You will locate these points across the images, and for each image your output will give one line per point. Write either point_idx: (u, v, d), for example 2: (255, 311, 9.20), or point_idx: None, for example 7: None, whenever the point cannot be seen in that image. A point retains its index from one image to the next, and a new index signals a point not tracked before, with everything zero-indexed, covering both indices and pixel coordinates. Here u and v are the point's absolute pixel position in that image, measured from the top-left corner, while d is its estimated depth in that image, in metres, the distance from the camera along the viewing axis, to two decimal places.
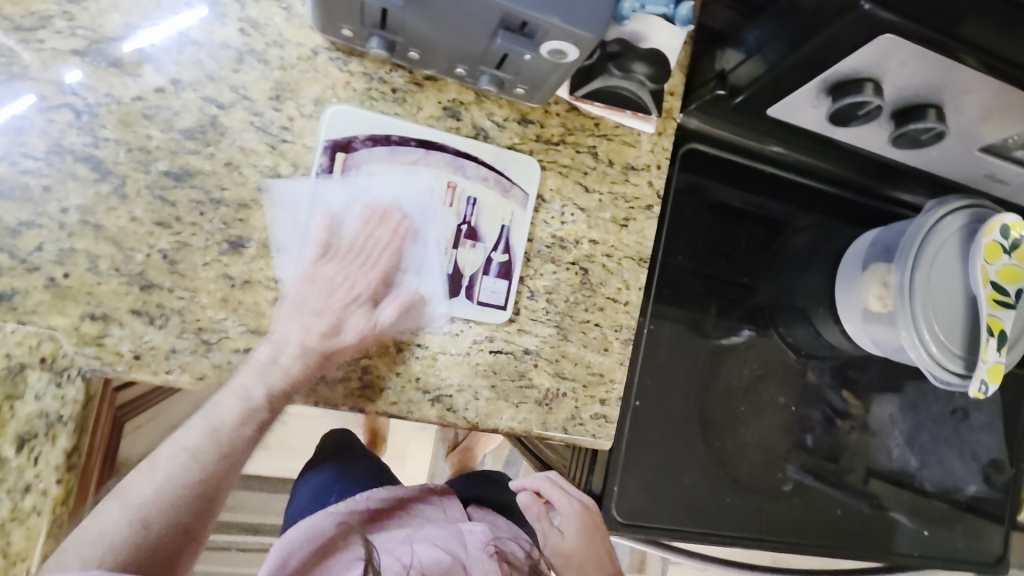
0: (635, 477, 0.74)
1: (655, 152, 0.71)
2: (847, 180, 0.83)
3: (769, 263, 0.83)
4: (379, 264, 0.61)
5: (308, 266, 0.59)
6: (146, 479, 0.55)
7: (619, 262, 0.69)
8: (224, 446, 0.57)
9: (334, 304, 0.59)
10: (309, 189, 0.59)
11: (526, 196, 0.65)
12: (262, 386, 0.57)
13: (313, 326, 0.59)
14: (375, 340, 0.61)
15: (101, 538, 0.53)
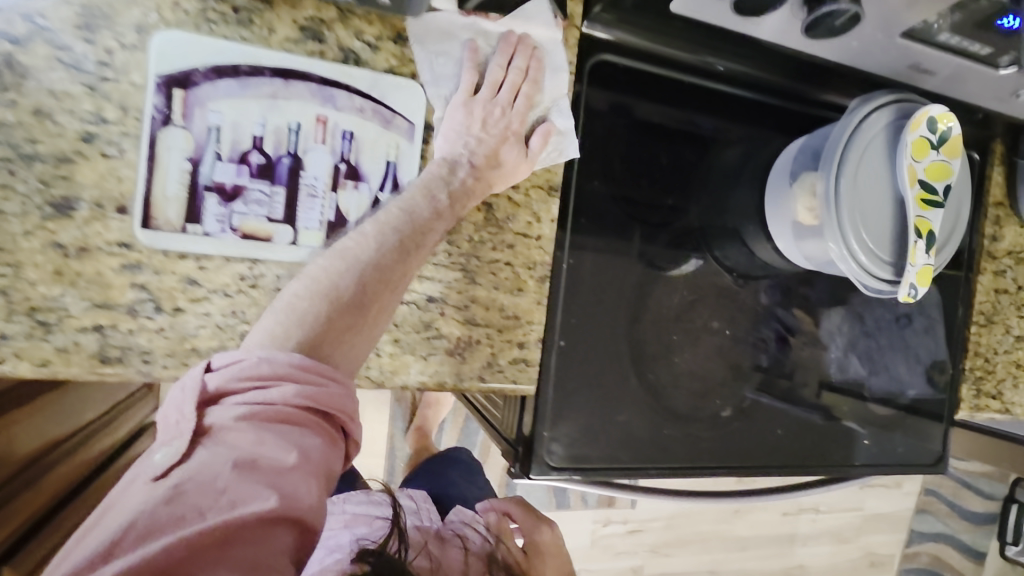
0: (568, 420, 0.70)
1: None
2: (778, 86, 0.77)
3: (698, 182, 0.77)
4: (520, 90, 0.59)
5: (463, 97, 0.58)
6: (358, 244, 0.52)
7: (527, 193, 0.63)
8: (420, 228, 0.54)
9: (494, 132, 0.58)
10: (446, 26, 0.57)
11: (412, 126, 0.57)
12: (447, 191, 0.56)
13: (476, 148, 0.58)
14: (527, 165, 0.60)
15: (322, 293, 0.49)
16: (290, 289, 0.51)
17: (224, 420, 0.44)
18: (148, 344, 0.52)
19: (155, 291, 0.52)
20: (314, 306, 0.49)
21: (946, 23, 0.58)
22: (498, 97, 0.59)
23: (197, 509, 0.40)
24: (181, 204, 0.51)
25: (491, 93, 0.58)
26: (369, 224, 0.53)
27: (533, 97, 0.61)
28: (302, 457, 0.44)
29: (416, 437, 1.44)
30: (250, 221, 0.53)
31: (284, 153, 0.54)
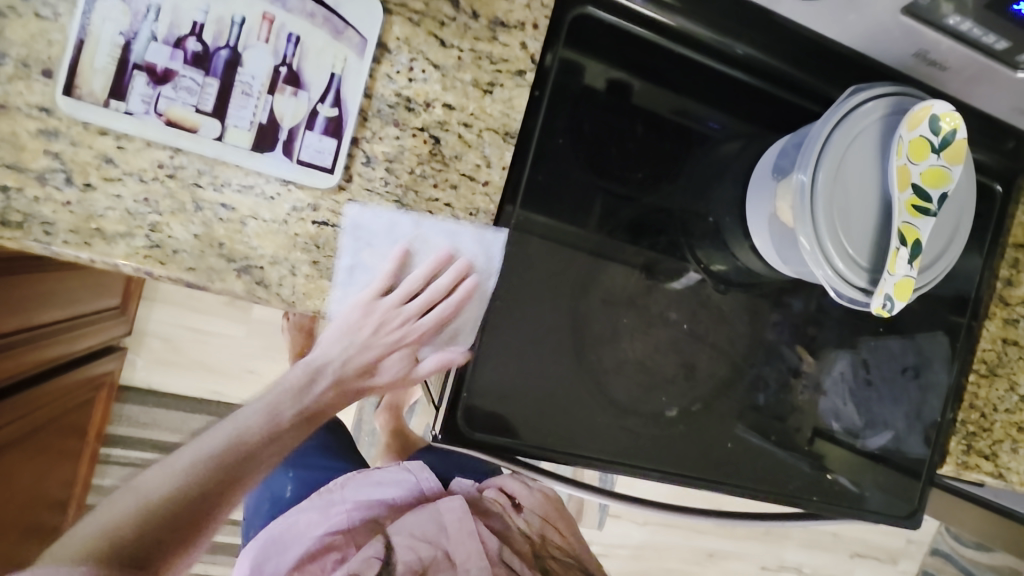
0: (492, 388, 0.65)
1: (534, 8, 0.61)
2: (784, 74, 0.71)
3: (677, 166, 0.72)
4: (432, 309, 0.61)
5: (368, 300, 0.58)
6: (163, 477, 0.68)
7: (480, 134, 0.61)
8: (251, 444, 0.66)
9: (384, 343, 0.60)
10: (389, 219, 0.59)
11: (363, 42, 0.55)
12: (294, 408, 0.64)
13: (355, 359, 0.61)
14: (408, 380, 0.62)
15: (112, 516, 0.68)
16: (121, 499, 0.69)
17: None
18: (52, 216, 0.50)
19: (68, 163, 0.50)
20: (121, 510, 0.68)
21: (952, 3, 0.56)
22: (403, 309, 0.59)
23: None
24: (106, 78, 0.50)
25: (399, 301, 0.59)
26: (188, 453, 0.68)
27: (447, 321, 0.62)
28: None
29: (387, 416, 1.43)
30: (176, 108, 0.51)
31: (222, 46, 0.52)
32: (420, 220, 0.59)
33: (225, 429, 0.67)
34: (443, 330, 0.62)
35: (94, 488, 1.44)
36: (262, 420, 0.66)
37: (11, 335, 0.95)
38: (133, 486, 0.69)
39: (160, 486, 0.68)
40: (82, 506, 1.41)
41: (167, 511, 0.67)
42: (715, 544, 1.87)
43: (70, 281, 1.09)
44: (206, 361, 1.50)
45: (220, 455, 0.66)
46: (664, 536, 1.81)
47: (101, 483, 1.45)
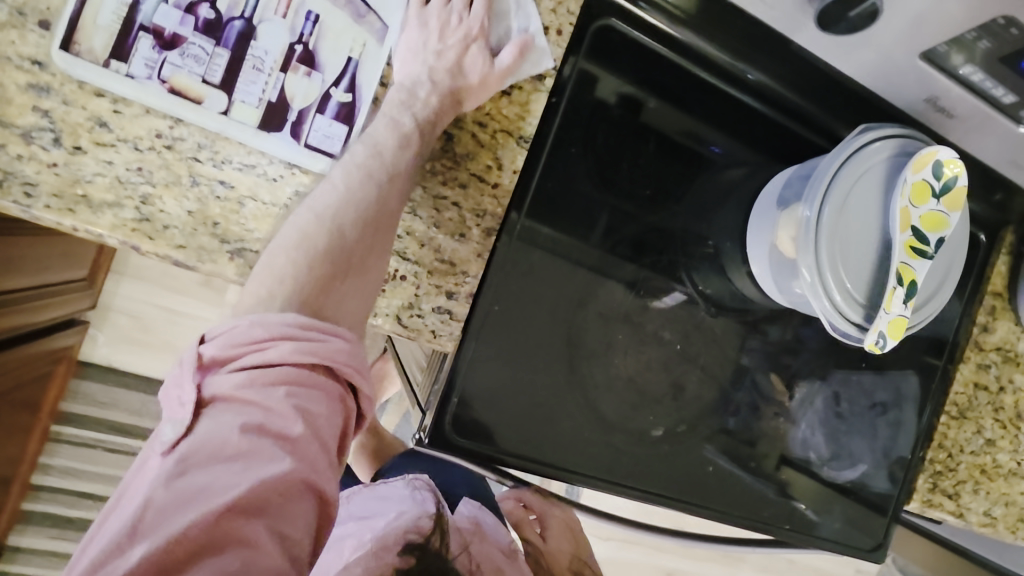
0: (483, 393, 0.63)
1: (556, 14, 0.62)
2: (789, 103, 0.73)
3: (684, 189, 0.72)
4: (472, 3, 0.59)
5: (418, 9, 0.56)
6: (331, 192, 0.51)
7: (495, 135, 0.61)
8: (393, 161, 0.53)
9: (452, 42, 0.57)
10: None
11: (384, 28, 0.55)
12: (411, 117, 0.54)
13: (439, 65, 0.56)
14: (495, 81, 0.58)
15: (301, 242, 0.50)
16: (276, 245, 0.50)
17: (224, 388, 0.44)
18: (35, 176, 0.47)
19: (57, 123, 0.47)
20: (295, 256, 0.50)
21: (963, 53, 0.58)
22: (451, 7, 0.57)
23: (203, 478, 0.40)
24: (109, 37, 0.47)
25: (444, 1, 0.57)
26: (338, 168, 0.52)
27: (489, 6, 0.60)
28: (308, 428, 0.45)
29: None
30: (181, 76, 0.49)
31: (237, 16, 0.50)
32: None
33: (364, 153, 0.52)
34: (491, 24, 0.60)
35: (40, 467, 1.36)
36: (396, 139, 0.53)
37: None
38: (270, 249, 0.50)
39: (319, 227, 0.51)
40: (25, 486, 1.32)
41: (355, 244, 0.51)
42: (674, 563, 1.88)
43: (43, 248, 1.04)
44: (175, 342, 1.45)
45: (382, 162, 0.53)
46: (625, 552, 1.81)
47: (49, 463, 1.37)
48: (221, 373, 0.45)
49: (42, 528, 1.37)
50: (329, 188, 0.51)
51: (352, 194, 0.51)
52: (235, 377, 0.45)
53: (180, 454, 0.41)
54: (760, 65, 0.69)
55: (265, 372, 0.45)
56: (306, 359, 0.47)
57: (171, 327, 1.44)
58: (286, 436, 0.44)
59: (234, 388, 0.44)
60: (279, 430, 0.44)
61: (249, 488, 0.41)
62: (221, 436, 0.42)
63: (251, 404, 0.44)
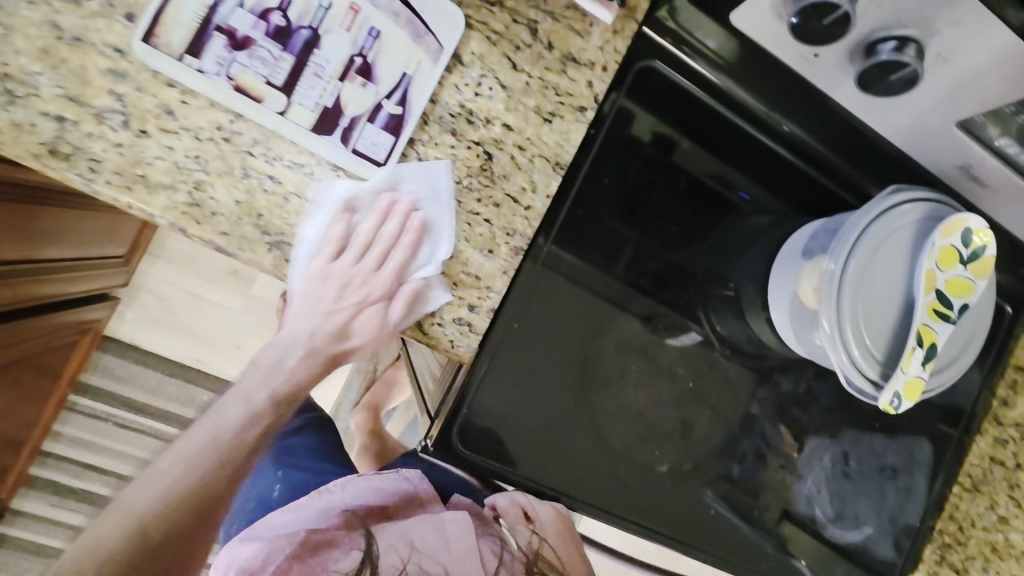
0: (492, 410, 0.64)
1: (605, 52, 0.62)
2: (822, 156, 0.74)
3: (711, 232, 0.74)
4: (388, 259, 0.58)
5: (322, 266, 0.57)
6: (146, 488, 0.61)
7: (532, 159, 0.61)
8: (225, 444, 0.62)
9: (347, 304, 0.59)
10: (312, 202, 0.55)
11: (440, 48, 0.57)
12: (265, 390, 0.63)
13: (321, 328, 0.60)
14: (387, 335, 0.59)
15: (128, 516, 0.59)
16: (108, 522, 0.59)
17: None
18: (101, 154, 0.49)
19: (129, 107, 0.50)
20: (117, 533, 0.59)
21: (1001, 126, 0.59)
22: (361, 263, 0.58)
23: None
24: (186, 34, 0.50)
25: (354, 259, 0.58)
26: (170, 455, 0.62)
27: (406, 271, 0.58)
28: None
29: (366, 416, 1.49)
30: (247, 76, 0.52)
31: (305, 26, 0.53)
32: (356, 169, 0.55)
33: (207, 429, 0.63)
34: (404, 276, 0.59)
35: (52, 434, 1.39)
36: (241, 416, 0.63)
37: (12, 265, 0.94)
38: (113, 510, 0.61)
39: (129, 520, 0.59)
40: (36, 451, 1.36)
41: (187, 517, 0.61)
42: None
43: (91, 223, 1.10)
44: (197, 327, 1.49)
45: (219, 440, 0.62)
46: None
47: (60, 430, 1.40)
48: None
49: (44, 494, 1.41)
50: (156, 477, 0.61)
51: (178, 479, 0.61)
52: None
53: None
54: (794, 115, 0.70)
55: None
56: None
57: (196, 312, 1.48)
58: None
59: None
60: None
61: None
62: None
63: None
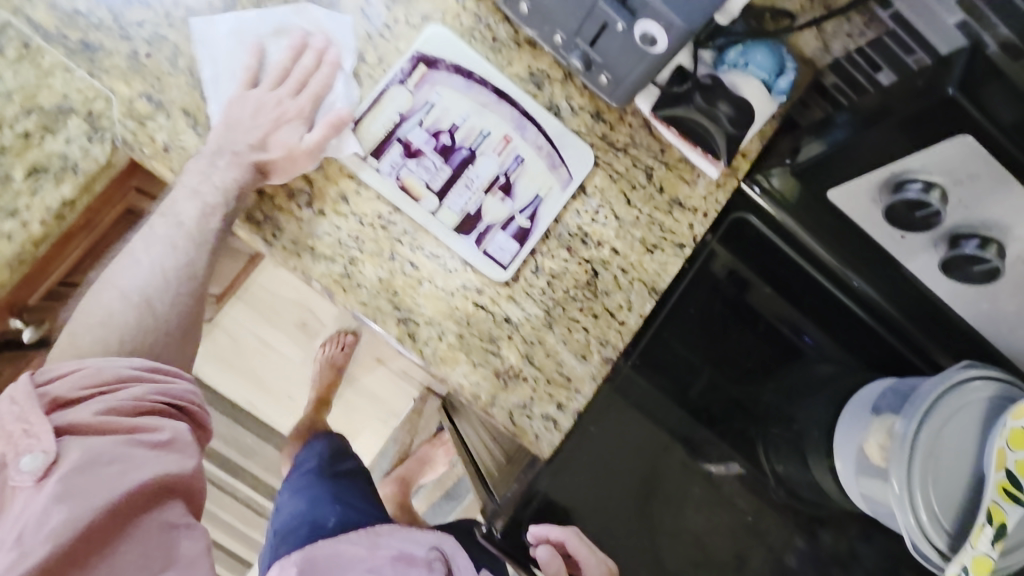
0: (558, 506, 0.69)
1: (708, 200, 0.71)
2: (884, 311, 0.78)
3: (782, 372, 0.78)
4: (305, 86, 0.60)
5: (239, 94, 0.59)
6: (147, 249, 0.60)
7: (632, 281, 0.68)
8: (195, 235, 0.59)
9: (265, 124, 0.59)
10: (231, 35, 0.59)
11: (570, 179, 0.66)
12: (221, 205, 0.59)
13: (246, 143, 0.59)
14: (300, 156, 0.58)
15: (115, 306, 0.58)
16: (104, 301, 0.59)
17: (72, 414, 0.53)
18: (285, 224, 0.60)
19: (315, 190, 0.60)
20: (129, 317, 0.59)
21: None
22: (276, 92, 0.60)
23: (95, 455, 0.52)
24: (374, 139, 0.62)
25: (270, 87, 0.60)
26: (141, 249, 0.60)
27: (321, 93, 0.60)
28: (170, 436, 0.57)
29: (395, 488, 1.48)
30: (413, 179, 0.62)
31: (465, 146, 0.63)
32: (266, 10, 0.60)
33: (168, 228, 0.60)
34: (321, 104, 0.61)
35: None
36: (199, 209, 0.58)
37: None
38: (104, 290, 0.59)
39: (125, 308, 0.59)
40: None
41: (161, 330, 0.60)
42: None
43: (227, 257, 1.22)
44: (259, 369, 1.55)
45: (186, 233, 0.60)
46: None
47: None
48: (64, 409, 0.53)
49: None
50: (135, 264, 0.60)
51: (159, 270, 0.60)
52: (92, 404, 0.54)
53: (48, 481, 0.50)
54: (862, 275, 0.75)
55: (110, 412, 0.54)
56: (154, 403, 0.57)
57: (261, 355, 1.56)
58: (158, 436, 0.56)
59: (79, 426, 0.53)
60: (147, 437, 0.55)
61: (112, 503, 0.52)
62: (97, 448, 0.52)
63: (105, 429, 0.53)
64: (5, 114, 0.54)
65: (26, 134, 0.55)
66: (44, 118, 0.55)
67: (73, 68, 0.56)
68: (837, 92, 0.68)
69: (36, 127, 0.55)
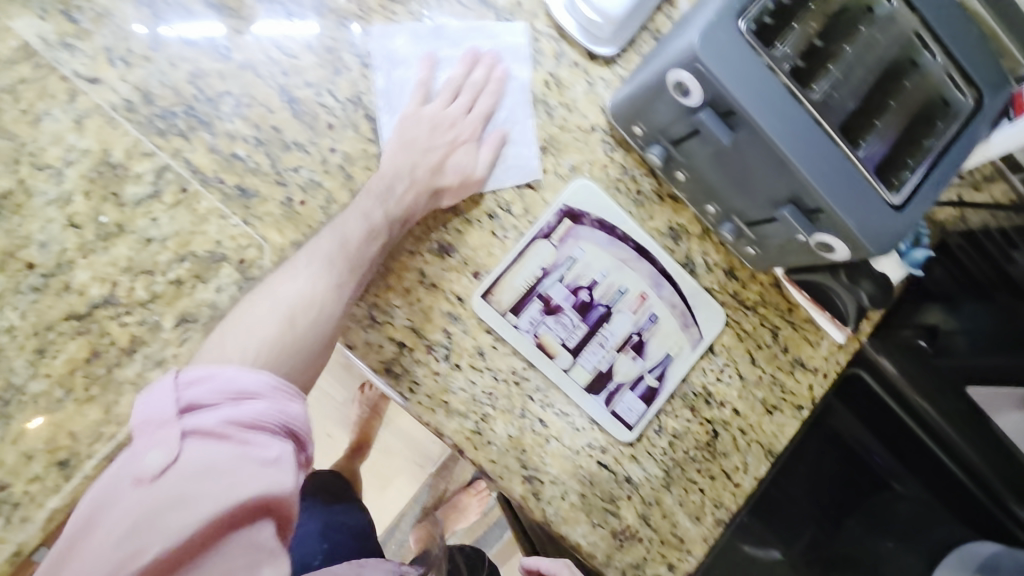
0: None
1: (828, 361, 0.69)
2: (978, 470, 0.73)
3: (871, 520, 0.76)
4: (476, 103, 0.61)
5: (413, 109, 0.59)
6: (297, 278, 0.54)
7: (750, 443, 0.67)
8: (356, 256, 0.56)
9: (440, 145, 0.60)
10: (403, 41, 0.59)
11: (700, 338, 0.65)
12: (383, 210, 0.57)
13: (423, 163, 0.59)
14: (475, 182, 0.60)
15: (255, 330, 0.52)
16: (256, 306, 0.53)
17: (195, 419, 0.45)
18: (421, 378, 0.59)
19: (454, 344, 0.60)
20: (272, 328, 0.52)
21: None
22: (449, 111, 0.60)
23: (204, 468, 0.44)
24: (515, 295, 0.60)
25: (442, 104, 0.60)
26: (303, 257, 0.55)
27: (491, 113, 0.62)
28: (280, 458, 0.46)
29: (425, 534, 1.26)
30: (549, 336, 0.61)
31: (602, 303, 0.62)
32: (440, 25, 0.60)
33: (333, 249, 0.55)
34: (490, 121, 0.62)
35: None
36: (364, 231, 0.56)
37: None
38: (253, 302, 0.53)
39: (270, 320, 0.52)
40: None
41: (297, 365, 0.53)
42: None
43: None
44: None
45: (346, 253, 0.55)
46: None
47: None
48: (190, 411, 0.45)
49: None
50: (289, 279, 0.54)
51: (310, 289, 0.54)
52: (217, 410, 0.46)
53: (166, 483, 0.43)
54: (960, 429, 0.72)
55: (231, 420, 0.46)
56: (269, 418, 0.47)
57: None
58: (268, 454, 0.46)
59: (200, 433, 0.45)
60: (257, 455, 0.45)
61: (212, 524, 0.43)
62: (207, 460, 0.44)
63: (225, 440, 0.45)
64: (158, 261, 0.53)
65: (178, 282, 0.54)
66: (196, 265, 0.54)
67: (228, 215, 0.55)
68: (966, 257, 0.70)
69: (188, 275, 0.54)
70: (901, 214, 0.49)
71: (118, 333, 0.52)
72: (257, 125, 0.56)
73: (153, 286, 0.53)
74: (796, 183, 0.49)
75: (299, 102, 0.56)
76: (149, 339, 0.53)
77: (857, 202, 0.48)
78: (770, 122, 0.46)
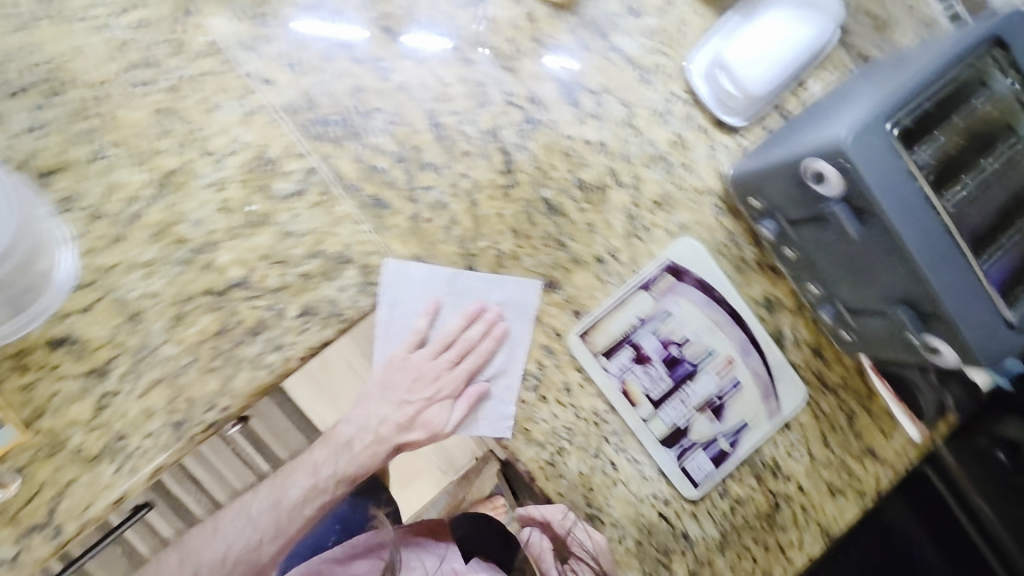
0: None
1: (897, 455, 0.68)
2: None
3: None
4: (466, 359, 0.60)
5: (402, 354, 0.59)
6: (206, 545, 0.60)
7: (809, 522, 0.67)
8: (287, 511, 0.61)
9: (417, 399, 0.60)
10: (418, 278, 0.59)
11: (778, 411, 0.66)
12: (331, 466, 0.61)
13: (391, 419, 0.61)
14: (445, 436, 0.61)
15: None
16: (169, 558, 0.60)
17: None
18: (508, 403, 0.62)
19: (543, 376, 0.62)
20: None
21: None
22: (438, 361, 0.59)
23: None
24: (609, 339, 0.63)
25: (431, 355, 0.59)
26: (236, 511, 0.61)
27: (473, 377, 0.61)
28: None
29: None
30: (634, 383, 0.63)
31: (690, 361, 0.64)
32: (457, 273, 0.60)
33: (264, 506, 0.61)
34: (477, 377, 0.61)
35: None
36: (306, 486, 0.61)
37: None
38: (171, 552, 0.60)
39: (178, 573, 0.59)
40: None
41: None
42: None
43: None
44: None
45: (280, 510, 0.60)
46: None
47: None
48: None
49: None
50: (223, 525, 0.60)
51: (224, 552, 0.59)
52: None
53: None
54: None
55: None
56: None
57: None
58: None
59: None
60: None
61: None
62: None
63: None
64: (293, 254, 0.57)
65: (307, 276, 0.58)
66: (325, 263, 0.58)
67: (361, 221, 0.58)
68: None
69: (316, 270, 0.57)
70: (1014, 329, 0.49)
71: (246, 313, 0.56)
72: (401, 142, 0.60)
73: (284, 276, 0.57)
74: (913, 283, 0.50)
75: (443, 128, 0.60)
76: (272, 324, 0.57)
77: (971, 311, 0.49)
78: (903, 225, 0.47)
